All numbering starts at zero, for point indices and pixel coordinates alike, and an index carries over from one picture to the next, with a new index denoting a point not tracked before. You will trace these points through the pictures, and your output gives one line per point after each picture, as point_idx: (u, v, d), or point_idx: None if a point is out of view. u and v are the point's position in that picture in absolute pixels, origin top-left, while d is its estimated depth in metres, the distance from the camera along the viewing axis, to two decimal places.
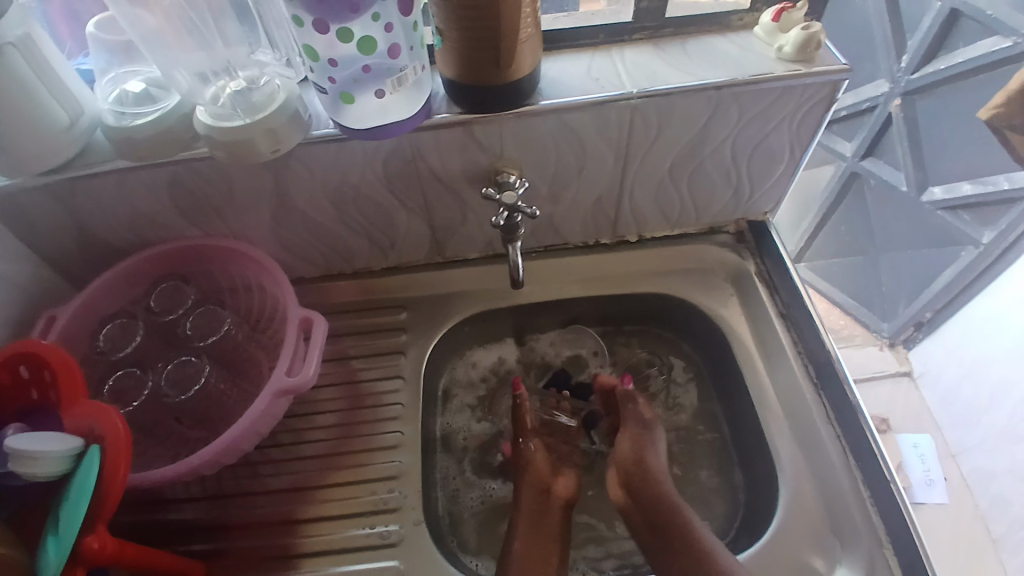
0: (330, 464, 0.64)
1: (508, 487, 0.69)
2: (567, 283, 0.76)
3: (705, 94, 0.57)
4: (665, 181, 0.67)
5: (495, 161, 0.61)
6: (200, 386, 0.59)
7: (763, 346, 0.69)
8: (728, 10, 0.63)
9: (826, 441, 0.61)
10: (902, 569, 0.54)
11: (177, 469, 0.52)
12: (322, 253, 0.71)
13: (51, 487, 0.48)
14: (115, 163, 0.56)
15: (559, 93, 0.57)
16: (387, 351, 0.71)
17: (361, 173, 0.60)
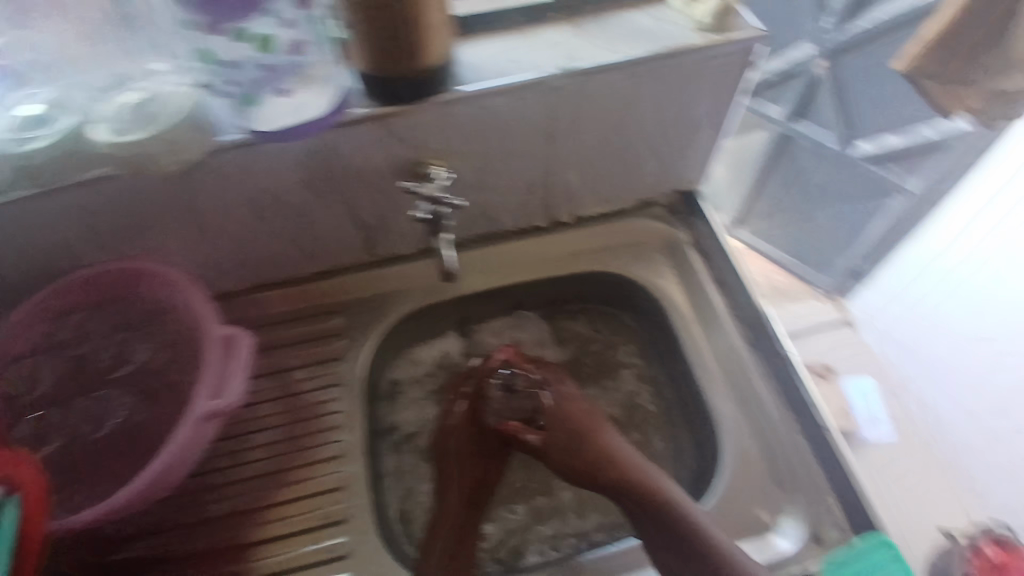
0: (274, 483, 0.62)
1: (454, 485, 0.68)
2: (507, 270, 0.75)
3: (622, 69, 0.57)
4: (594, 158, 0.67)
5: (417, 153, 0.59)
6: (118, 420, 0.62)
7: (701, 313, 0.70)
8: None
9: (764, 398, 0.63)
10: (844, 517, 0.57)
11: (93, 513, 0.49)
12: (251, 263, 0.68)
13: None
14: (8, 193, 0.52)
15: (476, 78, 0.56)
16: (326, 359, 0.69)
17: (278, 177, 0.58)
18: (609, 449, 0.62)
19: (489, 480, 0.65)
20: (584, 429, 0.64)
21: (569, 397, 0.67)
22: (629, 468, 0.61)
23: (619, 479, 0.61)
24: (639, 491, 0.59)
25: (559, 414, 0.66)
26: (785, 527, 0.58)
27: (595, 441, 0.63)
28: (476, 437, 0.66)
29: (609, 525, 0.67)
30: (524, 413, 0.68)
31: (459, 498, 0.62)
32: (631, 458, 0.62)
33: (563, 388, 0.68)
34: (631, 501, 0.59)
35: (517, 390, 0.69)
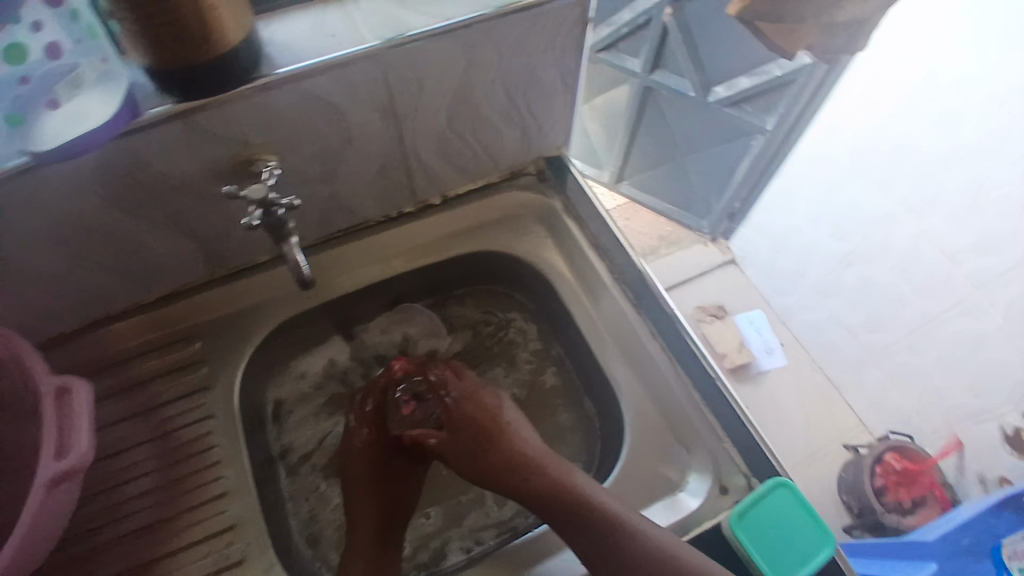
0: (155, 537, 0.55)
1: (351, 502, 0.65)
2: (377, 262, 0.70)
3: (454, 35, 0.53)
4: (447, 134, 0.63)
5: (244, 149, 0.53)
6: None
7: (583, 279, 0.69)
8: None
9: (655, 356, 0.63)
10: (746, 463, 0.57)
11: None
12: (72, 303, 0.59)
13: None
14: None
15: (291, 59, 0.49)
16: (191, 390, 0.61)
17: (79, 202, 0.50)
18: (518, 446, 0.60)
19: (397, 499, 0.61)
20: (490, 424, 0.61)
21: (467, 393, 0.63)
22: (535, 460, 0.58)
23: (523, 464, 0.58)
24: (543, 485, 0.56)
25: (458, 415, 0.62)
26: (693, 483, 0.58)
27: (499, 437, 0.60)
28: (382, 454, 0.62)
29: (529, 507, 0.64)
30: (428, 417, 0.65)
31: (369, 525, 0.58)
32: (537, 451, 0.59)
33: (465, 386, 0.64)
34: (536, 497, 0.56)
35: (415, 395, 0.65)
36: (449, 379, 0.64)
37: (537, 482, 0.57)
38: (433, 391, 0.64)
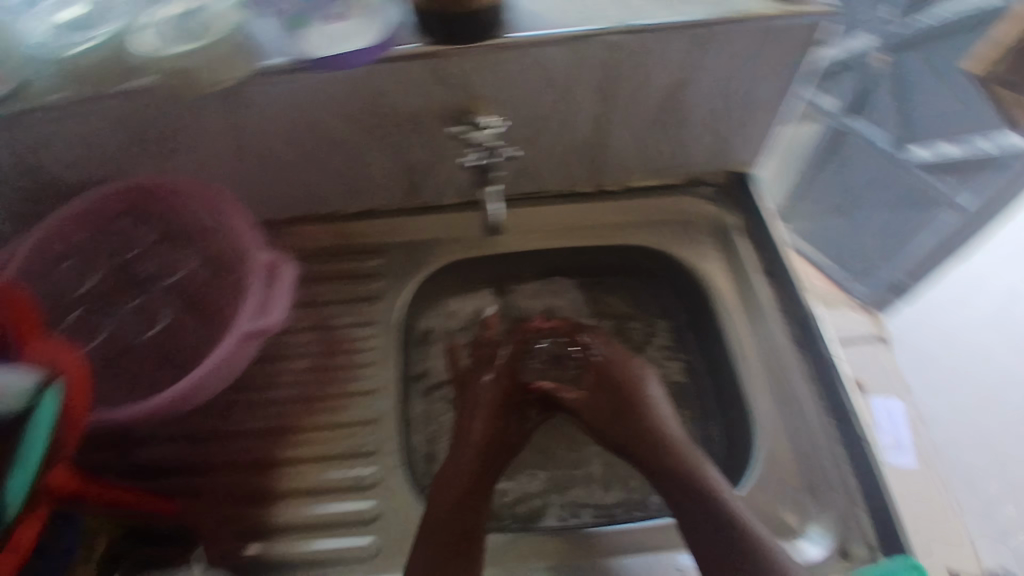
0: (308, 407, 0.66)
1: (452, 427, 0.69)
2: (542, 233, 0.73)
3: (689, 32, 0.54)
4: (650, 126, 0.64)
5: (468, 101, 0.57)
6: (166, 322, 0.62)
7: (744, 303, 0.68)
8: None
9: (804, 399, 0.62)
10: (875, 534, 0.55)
11: (146, 407, 0.52)
12: (288, 195, 0.68)
13: None
14: (48, 95, 0.51)
15: (535, 23, 0.53)
16: (360, 299, 0.71)
17: (327, 111, 0.56)
18: (659, 425, 0.61)
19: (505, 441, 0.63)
20: (631, 390, 0.64)
21: (617, 360, 0.67)
22: (680, 445, 0.59)
23: (665, 447, 0.59)
24: (683, 470, 0.56)
25: (604, 375, 0.66)
26: (814, 533, 0.56)
27: (641, 404, 0.63)
28: (509, 394, 0.65)
29: (631, 502, 0.66)
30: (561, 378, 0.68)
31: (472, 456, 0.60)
32: (681, 436, 0.60)
33: (617, 359, 0.67)
34: (674, 480, 0.56)
35: (553, 356, 0.70)
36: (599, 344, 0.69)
37: (677, 465, 0.57)
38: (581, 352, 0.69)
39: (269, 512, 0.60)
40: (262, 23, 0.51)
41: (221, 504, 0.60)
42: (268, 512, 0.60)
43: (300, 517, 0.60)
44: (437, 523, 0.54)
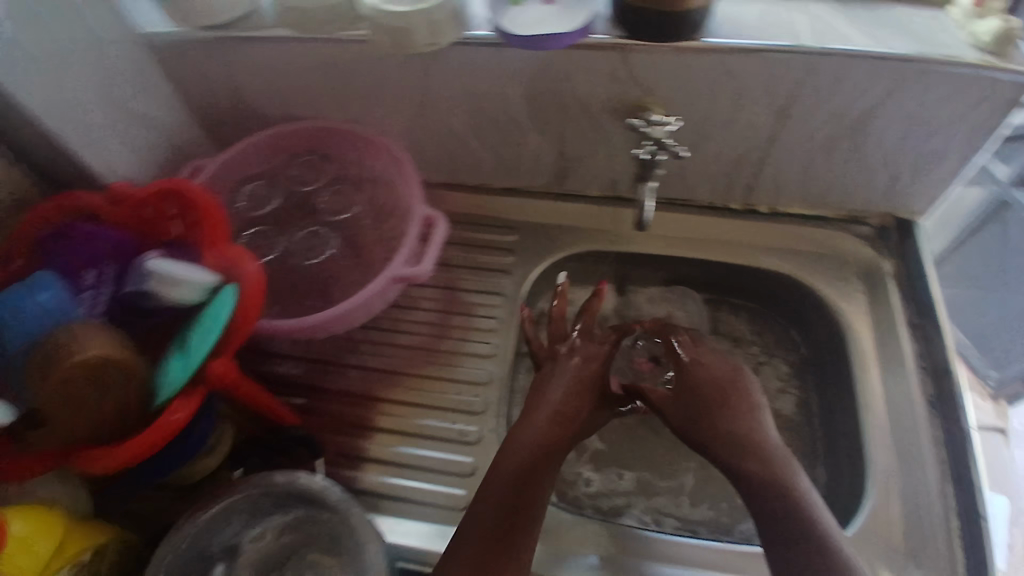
0: (426, 357, 0.70)
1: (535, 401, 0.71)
2: (678, 241, 0.73)
3: (888, 65, 0.53)
4: (819, 153, 0.62)
5: (643, 96, 0.58)
6: (328, 255, 0.67)
7: (882, 352, 0.65)
8: None
9: (925, 460, 0.59)
10: None
11: (292, 325, 0.59)
12: (446, 160, 0.72)
13: (181, 314, 0.55)
14: (276, 31, 0.58)
15: (730, 32, 0.54)
16: (492, 269, 0.74)
17: (506, 86, 0.60)
18: (749, 429, 0.57)
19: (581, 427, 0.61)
20: (719, 395, 0.60)
21: (707, 362, 0.63)
22: (766, 451, 0.54)
23: (749, 448, 0.55)
24: (766, 476, 0.52)
25: (691, 376, 0.62)
26: None
27: (727, 412, 0.59)
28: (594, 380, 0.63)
29: (716, 523, 0.65)
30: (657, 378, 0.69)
31: (543, 429, 0.58)
32: (770, 444, 0.56)
33: (710, 360, 0.63)
34: (754, 485, 0.52)
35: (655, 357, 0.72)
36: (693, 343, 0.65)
37: (761, 469, 0.53)
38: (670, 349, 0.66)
39: (365, 440, 0.66)
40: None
41: (330, 425, 0.67)
42: (364, 438, 0.66)
43: (392, 453, 0.65)
44: (497, 494, 0.53)
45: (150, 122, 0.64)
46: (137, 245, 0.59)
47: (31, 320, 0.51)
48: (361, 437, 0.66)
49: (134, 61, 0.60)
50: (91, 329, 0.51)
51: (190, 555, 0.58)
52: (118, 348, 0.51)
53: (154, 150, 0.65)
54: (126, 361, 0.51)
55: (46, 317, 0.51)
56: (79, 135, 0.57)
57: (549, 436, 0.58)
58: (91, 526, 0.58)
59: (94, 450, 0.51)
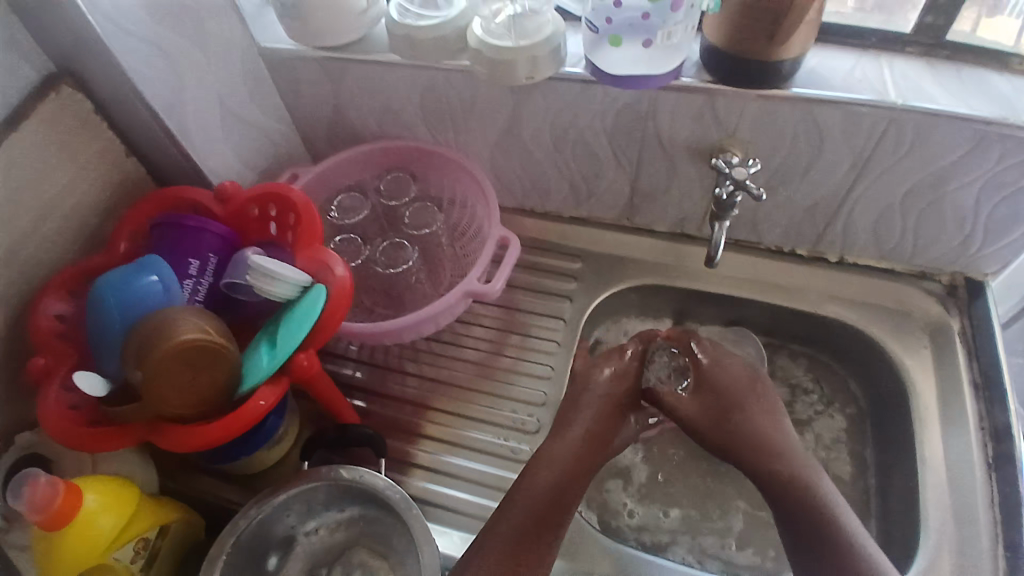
0: (484, 373, 0.72)
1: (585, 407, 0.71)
2: (741, 281, 0.74)
3: (972, 126, 0.54)
4: (894, 207, 0.63)
5: (724, 138, 0.61)
6: (407, 266, 0.69)
7: (946, 411, 0.64)
8: (1011, 50, 0.57)
9: (981, 524, 0.58)
10: None
11: (366, 329, 0.63)
12: (522, 187, 0.75)
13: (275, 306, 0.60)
14: (388, 57, 0.63)
15: (816, 85, 0.56)
16: (555, 293, 0.76)
17: (591, 120, 0.63)
18: (769, 431, 0.63)
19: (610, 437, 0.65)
20: (735, 401, 0.66)
21: (726, 369, 0.68)
22: (787, 453, 0.61)
23: (771, 449, 0.62)
24: (788, 474, 0.59)
25: (708, 381, 0.67)
26: None
27: (743, 416, 0.65)
28: (620, 395, 0.66)
29: (760, 569, 0.64)
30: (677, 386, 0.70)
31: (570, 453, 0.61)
32: (788, 444, 0.62)
33: (732, 366, 0.68)
34: (774, 484, 0.59)
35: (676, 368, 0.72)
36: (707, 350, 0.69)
37: (782, 468, 0.60)
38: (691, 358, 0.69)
39: (414, 447, 0.68)
40: (576, 41, 0.62)
41: (383, 428, 0.70)
42: (413, 446, 0.69)
43: (438, 462, 0.67)
44: (547, 474, 0.58)
45: (258, 129, 0.70)
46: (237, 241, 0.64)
47: (139, 302, 0.53)
48: (410, 444, 0.69)
49: (253, 73, 0.67)
50: (191, 313, 0.53)
51: (252, 539, 0.59)
52: (215, 333, 0.53)
53: (259, 156, 0.71)
54: (222, 347, 0.53)
55: (153, 301, 0.54)
56: (198, 136, 0.62)
57: (576, 455, 0.61)
58: (164, 504, 0.59)
59: (174, 429, 0.53)
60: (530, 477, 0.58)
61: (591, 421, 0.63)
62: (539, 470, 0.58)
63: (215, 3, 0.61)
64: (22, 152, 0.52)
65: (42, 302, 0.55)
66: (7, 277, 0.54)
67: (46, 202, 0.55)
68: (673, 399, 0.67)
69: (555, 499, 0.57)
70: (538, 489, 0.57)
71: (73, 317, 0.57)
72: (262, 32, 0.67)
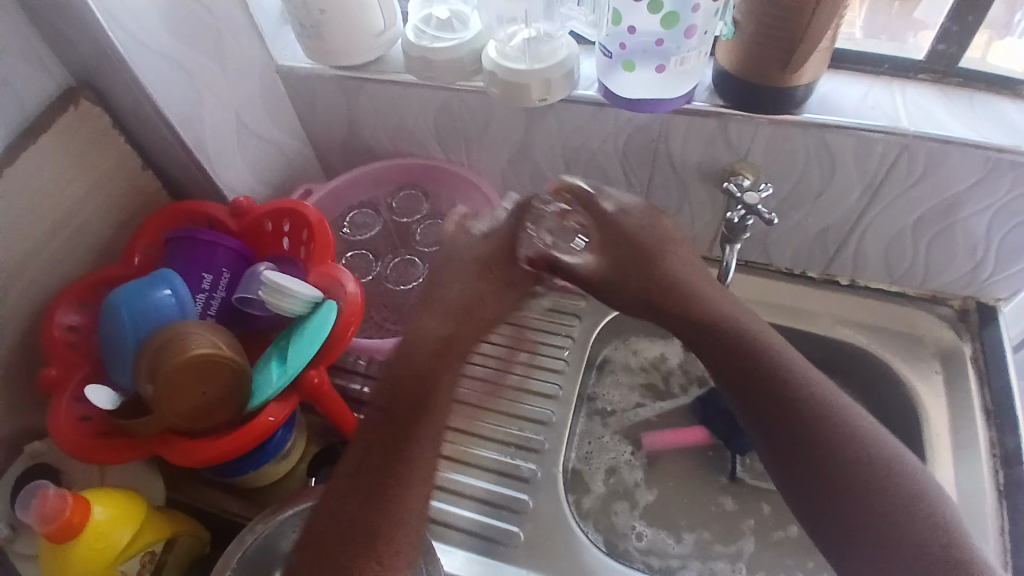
0: (491, 390, 0.72)
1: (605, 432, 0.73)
2: (752, 303, 0.73)
3: (984, 155, 0.54)
4: (906, 232, 0.63)
5: (735, 161, 0.61)
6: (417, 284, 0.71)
7: (959, 438, 0.63)
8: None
9: (992, 553, 0.57)
10: None
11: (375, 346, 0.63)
12: None
13: (289, 324, 0.61)
14: (404, 77, 0.64)
15: (829, 110, 0.56)
16: (563, 312, 0.76)
17: (603, 141, 0.64)
18: (701, 278, 0.61)
19: (501, 311, 0.60)
20: (648, 249, 0.61)
21: (624, 217, 0.62)
22: (716, 305, 0.58)
23: (710, 315, 0.57)
24: (729, 337, 0.56)
25: (610, 233, 0.62)
26: None
27: (666, 260, 0.61)
28: (502, 257, 0.59)
29: None
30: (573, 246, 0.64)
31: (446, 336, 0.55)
32: (714, 292, 0.60)
33: (633, 202, 0.63)
34: (722, 355, 0.56)
35: (565, 229, 0.64)
36: (606, 198, 0.63)
37: (714, 326, 0.57)
38: (588, 211, 0.63)
39: None
40: (589, 65, 0.63)
41: None
42: None
43: (444, 480, 0.67)
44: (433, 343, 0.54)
45: (274, 145, 0.71)
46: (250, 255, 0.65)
47: (154, 316, 0.53)
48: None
49: (270, 89, 0.68)
50: (204, 327, 0.54)
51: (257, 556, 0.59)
52: (226, 349, 0.54)
53: (274, 171, 0.72)
54: (234, 363, 0.54)
55: (168, 316, 0.54)
56: (215, 151, 0.63)
57: (454, 336, 0.55)
58: (171, 517, 0.59)
59: (184, 444, 0.53)
60: (390, 383, 0.52)
61: (467, 290, 0.57)
62: (401, 368, 0.52)
63: (235, 22, 0.62)
64: (42, 166, 0.53)
65: (54, 312, 0.55)
66: (23, 287, 0.54)
67: (63, 213, 0.56)
68: (571, 263, 0.64)
69: (426, 393, 0.51)
70: (401, 384, 0.52)
71: (84, 327, 0.57)
72: (280, 50, 0.68)
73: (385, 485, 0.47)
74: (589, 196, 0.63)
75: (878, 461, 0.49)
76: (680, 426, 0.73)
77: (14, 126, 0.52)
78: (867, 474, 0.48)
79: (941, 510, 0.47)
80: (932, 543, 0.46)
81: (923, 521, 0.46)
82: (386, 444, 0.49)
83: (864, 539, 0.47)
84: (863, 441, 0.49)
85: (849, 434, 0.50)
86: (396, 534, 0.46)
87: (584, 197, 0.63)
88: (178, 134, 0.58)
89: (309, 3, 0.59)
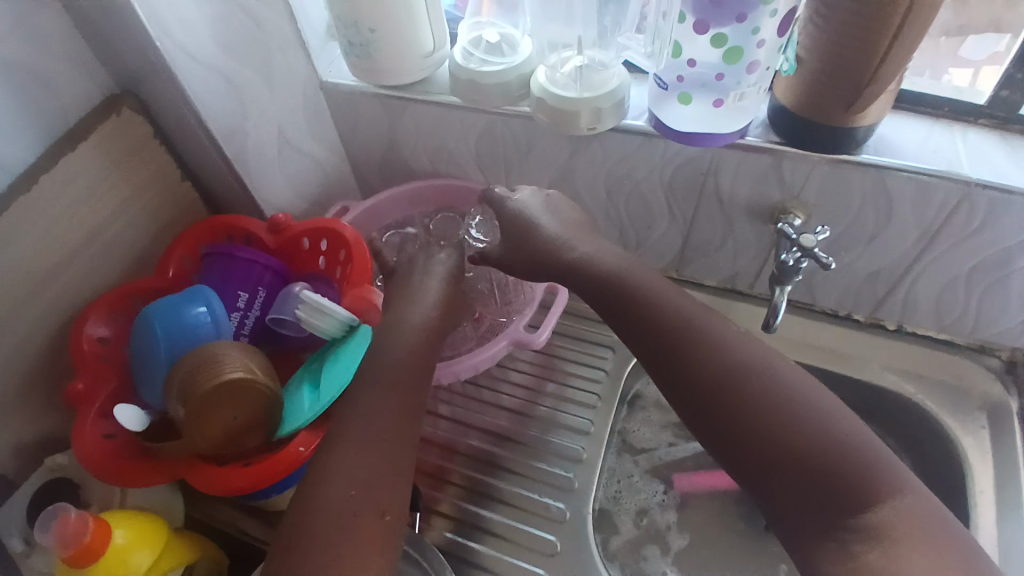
0: (520, 422, 0.70)
1: (637, 467, 0.71)
2: (792, 345, 0.72)
3: None
4: (960, 279, 0.61)
5: (786, 200, 0.59)
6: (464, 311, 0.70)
7: (1003, 496, 0.60)
8: None
9: None
10: None
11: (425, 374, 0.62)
12: None
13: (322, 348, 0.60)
14: (449, 99, 0.63)
15: (890, 153, 0.55)
16: (596, 343, 0.75)
17: (649, 172, 0.62)
18: (595, 256, 0.58)
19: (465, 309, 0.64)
20: (523, 225, 0.61)
21: (520, 205, 0.61)
22: (637, 290, 0.55)
23: (624, 291, 0.55)
24: (640, 318, 0.54)
25: (505, 223, 0.62)
26: None
27: (544, 235, 0.60)
28: (457, 256, 0.64)
29: None
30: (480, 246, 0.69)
31: (420, 319, 0.58)
32: (629, 272, 0.56)
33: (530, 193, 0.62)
34: (642, 328, 0.53)
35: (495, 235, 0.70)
36: (513, 193, 0.63)
37: (625, 296, 0.55)
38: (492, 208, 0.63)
39: (445, 494, 0.66)
40: (640, 94, 0.62)
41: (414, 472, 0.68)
42: (444, 492, 0.66)
43: (470, 512, 0.65)
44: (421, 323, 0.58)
45: (313, 161, 0.70)
46: (286, 273, 0.64)
47: (188, 335, 0.52)
48: (437, 489, 0.66)
49: (312, 104, 0.67)
50: (238, 349, 0.52)
51: None
52: (259, 372, 0.52)
53: (311, 186, 0.71)
54: (265, 387, 0.52)
55: (202, 335, 0.53)
56: (256, 165, 0.62)
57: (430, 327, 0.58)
58: (192, 540, 0.57)
59: (213, 470, 0.52)
60: (383, 361, 0.55)
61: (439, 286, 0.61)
62: (387, 341, 0.56)
63: (283, 36, 0.62)
64: (82, 173, 0.52)
65: (85, 322, 0.53)
66: (57, 295, 0.53)
67: (100, 221, 0.55)
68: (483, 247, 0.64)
69: (409, 362, 0.55)
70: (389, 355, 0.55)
71: (115, 338, 0.55)
72: (325, 66, 0.68)
73: (355, 430, 0.50)
74: (491, 194, 0.64)
75: (804, 409, 0.45)
76: (711, 468, 0.71)
77: (54, 132, 0.51)
78: (760, 420, 0.46)
79: (871, 458, 0.43)
80: (858, 485, 0.42)
81: (828, 452, 0.43)
82: (364, 402, 0.52)
83: (798, 491, 0.44)
84: (758, 384, 0.47)
85: (742, 377, 0.48)
86: (390, 489, 0.49)
87: (485, 196, 0.64)
88: (219, 146, 0.57)
89: (359, 23, 0.59)
